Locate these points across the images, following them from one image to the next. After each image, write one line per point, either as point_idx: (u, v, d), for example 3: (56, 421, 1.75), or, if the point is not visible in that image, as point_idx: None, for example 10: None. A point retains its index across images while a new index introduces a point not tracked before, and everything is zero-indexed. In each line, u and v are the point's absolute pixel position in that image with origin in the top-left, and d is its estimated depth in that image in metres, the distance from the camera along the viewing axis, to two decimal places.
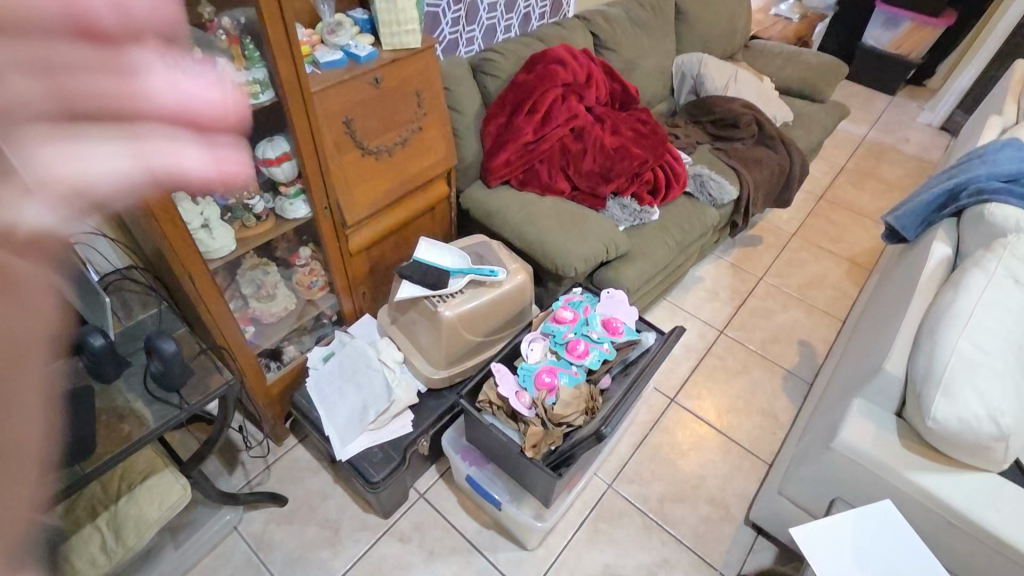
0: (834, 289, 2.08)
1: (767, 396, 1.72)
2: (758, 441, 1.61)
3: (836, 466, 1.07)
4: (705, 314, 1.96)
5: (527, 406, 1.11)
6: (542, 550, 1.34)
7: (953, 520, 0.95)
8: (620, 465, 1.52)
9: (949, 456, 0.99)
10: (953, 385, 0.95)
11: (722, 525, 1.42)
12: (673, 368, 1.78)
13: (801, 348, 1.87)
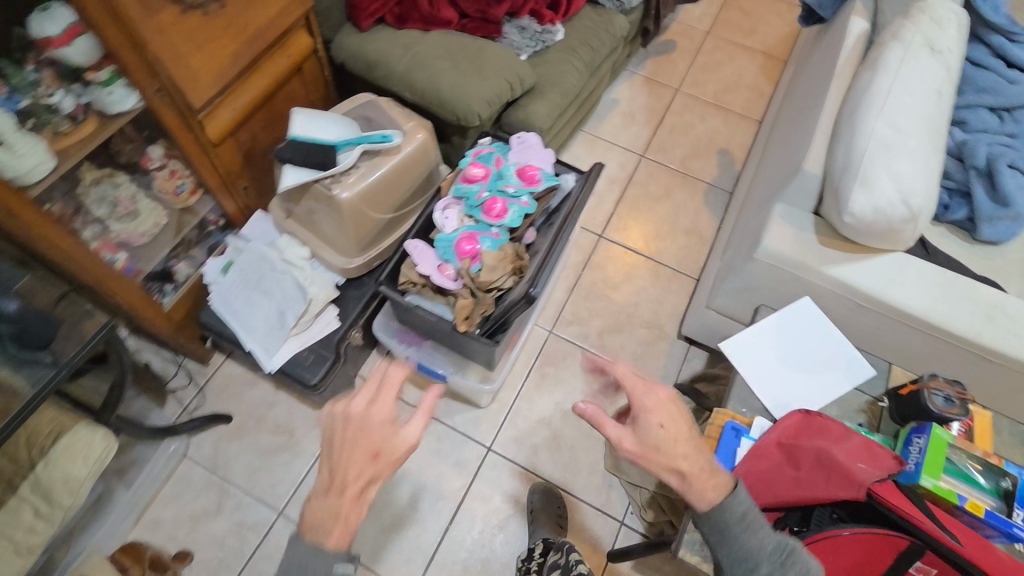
0: (750, 89, 2.03)
1: (690, 216, 1.77)
2: (683, 261, 1.69)
3: (757, 273, 1.10)
4: (623, 140, 1.90)
5: (452, 280, 1.06)
6: (497, 405, 1.43)
7: (863, 301, 1.02)
8: (557, 310, 1.59)
9: (862, 244, 1.03)
10: (869, 175, 0.93)
11: (658, 344, 1.56)
12: (598, 205, 1.77)
13: (719, 160, 1.88)
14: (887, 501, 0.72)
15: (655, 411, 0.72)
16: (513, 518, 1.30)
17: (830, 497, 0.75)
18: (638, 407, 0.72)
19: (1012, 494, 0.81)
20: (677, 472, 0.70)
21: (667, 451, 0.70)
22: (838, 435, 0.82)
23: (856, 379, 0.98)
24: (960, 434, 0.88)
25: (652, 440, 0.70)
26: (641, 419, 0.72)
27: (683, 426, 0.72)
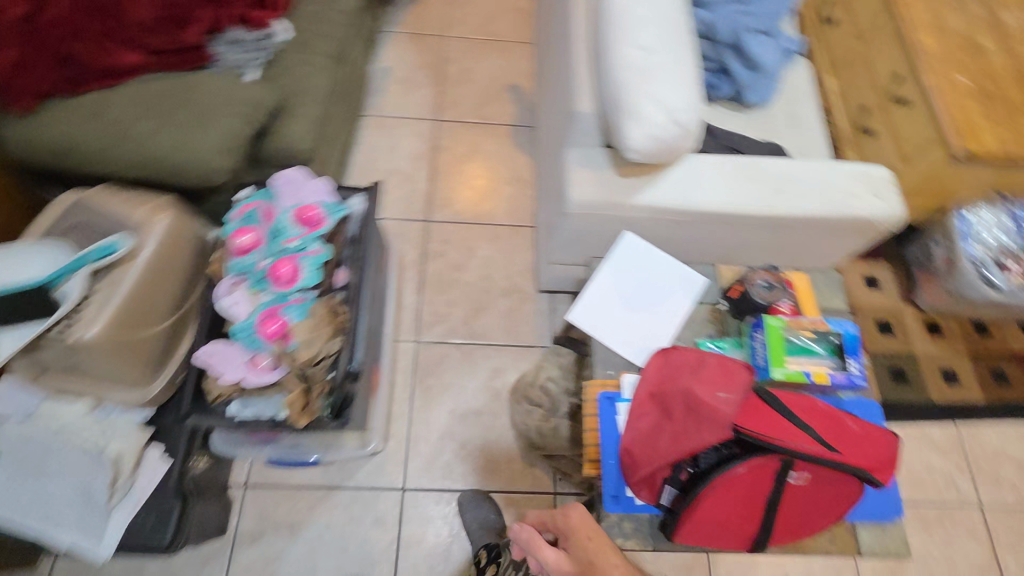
0: (512, 14, 1.97)
1: (505, 164, 1.71)
2: (515, 212, 1.64)
3: (577, 224, 1.09)
4: (411, 109, 1.77)
5: (271, 369, 0.91)
6: (392, 442, 1.33)
7: (675, 217, 1.05)
8: (415, 316, 1.49)
9: (656, 165, 1.02)
10: (635, 106, 0.91)
11: (523, 306, 1.53)
12: (413, 190, 1.65)
13: (511, 95, 1.82)
14: (752, 428, 0.74)
15: (580, 529, 0.79)
16: (454, 544, 1.26)
17: (701, 443, 0.76)
18: (565, 530, 0.80)
19: (842, 347, 0.92)
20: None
21: (600, 563, 0.74)
22: (696, 371, 0.84)
23: (695, 293, 1.01)
24: (791, 306, 0.97)
25: (584, 559, 0.76)
26: (572, 545, 0.78)
27: (597, 539, 0.78)
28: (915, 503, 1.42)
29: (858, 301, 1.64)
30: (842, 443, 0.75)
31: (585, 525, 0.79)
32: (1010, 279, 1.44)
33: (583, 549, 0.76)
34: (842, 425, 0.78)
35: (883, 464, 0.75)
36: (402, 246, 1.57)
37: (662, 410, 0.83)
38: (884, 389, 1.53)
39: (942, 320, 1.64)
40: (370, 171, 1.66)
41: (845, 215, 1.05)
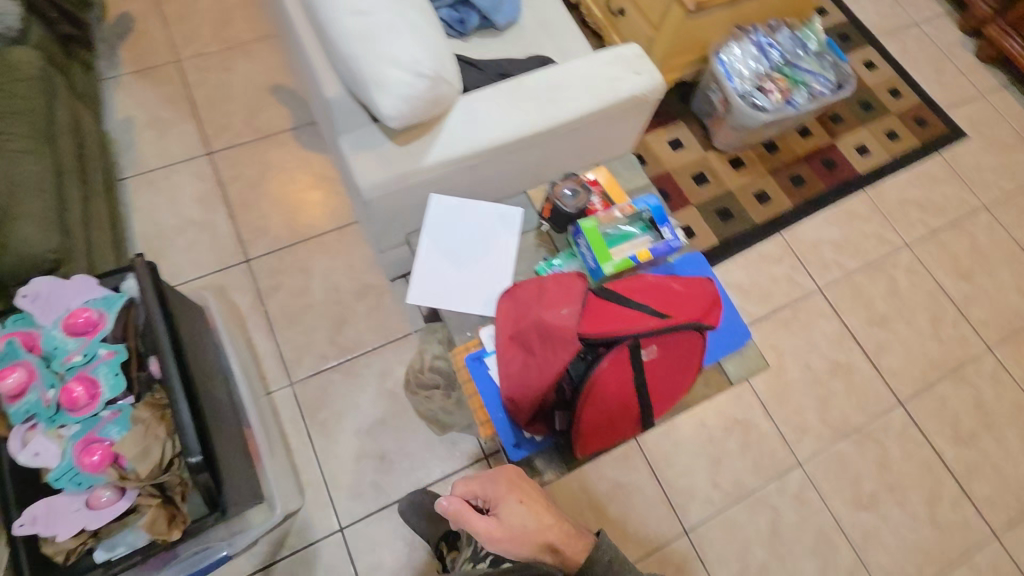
0: (242, 10, 1.79)
1: (303, 169, 1.60)
2: (336, 213, 1.55)
3: (384, 206, 1.04)
4: (175, 151, 1.57)
5: (119, 498, 0.81)
6: (309, 491, 1.27)
7: (470, 162, 1.04)
8: (278, 359, 1.38)
9: (429, 120, 1.00)
10: (375, 74, 0.87)
11: (384, 301, 1.47)
12: (216, 234, 1.49)
13: (278, 97, 1.68)
14: (596, 329, 0.78)
15: (510, 493, 0.77)
16: (413, 551, 1.25)
17: (561, 364, 0.80)
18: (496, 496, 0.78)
19: (653, 220, 0.99)
20: (548, 545, 0.73)
21: (532, 529, 0.74)
22: (539, 299, 0.86)
23: (518, 226, 1.04)
24: (602, 202, 1.02)
25: (517, 525, 0.74)
26: (504, 509, 0.76)
27: (530, 508, 0.76)
28: (774, 312, 1.62)
29: (670, 165, 1.78)
30: (673, 307, 0.82)
31: (516, 485, 0.77)
32: (772, 99, 1.62)
33: (515, 517, 0.75)
34: (669, 290, 0.85)
35: (709, 309, 0.83)
36: (231, 297, 1.43)
37: (523, 346, 0.85)
38: (719, 231, 1.70)
39: (740, 153, 1.83)
40: (159, 233, 1.47)
41: (615, 98, 1.10)
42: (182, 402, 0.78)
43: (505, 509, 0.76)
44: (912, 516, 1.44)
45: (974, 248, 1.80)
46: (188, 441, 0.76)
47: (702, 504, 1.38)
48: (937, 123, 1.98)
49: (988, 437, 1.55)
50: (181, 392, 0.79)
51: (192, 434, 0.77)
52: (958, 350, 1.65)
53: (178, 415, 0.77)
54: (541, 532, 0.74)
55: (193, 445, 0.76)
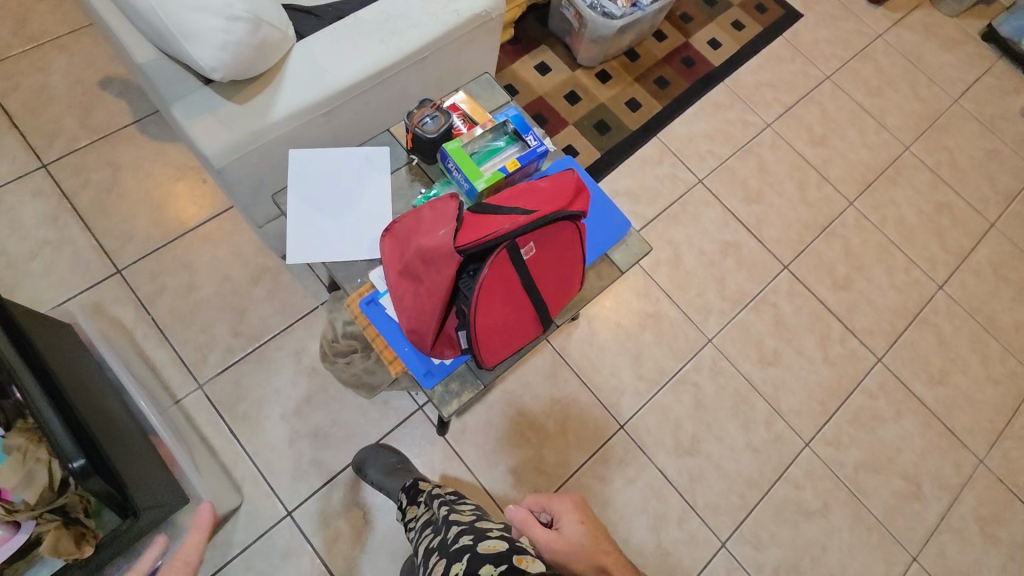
0: (42, 1, 1.58)
1: (158, 162, 1.47)
2: (207, 201, 1.45)
3: (242, 173, 0.99)
4: (1, 170, 1.39)
5: (13, 533, 0.73)
6: (248, 485, 1.23)
7: (322, 109, 1.00)
8: (180, 364, 1.30)
9: (266, 71, 0.95)
10: (181, 25, 0.81)
11: (282, 281, 1.41)
12: (74, 250, 1.35)
13: (110, 90, 1.52)
14: (468, 240, 0.78)
15: (573, 513, 0.78)
16: (369, 513, 1.25)
17: (447, 281, 0.81)
18: (556, 510, 0.79)
19: (517, 131, 1.00)
20: (601, 567, 0.73)
21: (589, 550, 0.74)
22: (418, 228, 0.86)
23: (388, 165, 1.02)
24: (465, 125, 1.02)
25: (574, 542, 0.75)
26: (565, 525, 0.77)
27: (589, 530, 0.76)
28: (663, 209, 1.71)
29: (541, 89, 1.80)
30: (540, 202, 0.83)
31: (575, 505, 0.78)
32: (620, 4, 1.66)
33: (575, 537, 0.76)
34: (536, 189, 0.86)
35: (575, 197, 0.85)
36: (110, 312, 1.31)
37: (411, 277, 0.85)
38: (600, 144, 1.75)
39: (605, 66, 1.88)
40: (6, 263, 1.32)
41: (457, 19, 1.08)
42: (48, 409, 0.72)
43: (566, 527, 0.77)
44: (809, 361, 1.61)
45: (824, 116, 1.97)
46: (64, 445, 0.70)
47: (632, 398, 1.47)
48: (775, 7, 2.11)
49: (860, 278, 1.75)
50: (47, 400, 0.73)
51: (67, 439, 0.71)
52: (825, 209, 1.82)
53: (46, 422, 0.71)
54: (597, 554, 0.74)
55: (70, 449, 0.71)
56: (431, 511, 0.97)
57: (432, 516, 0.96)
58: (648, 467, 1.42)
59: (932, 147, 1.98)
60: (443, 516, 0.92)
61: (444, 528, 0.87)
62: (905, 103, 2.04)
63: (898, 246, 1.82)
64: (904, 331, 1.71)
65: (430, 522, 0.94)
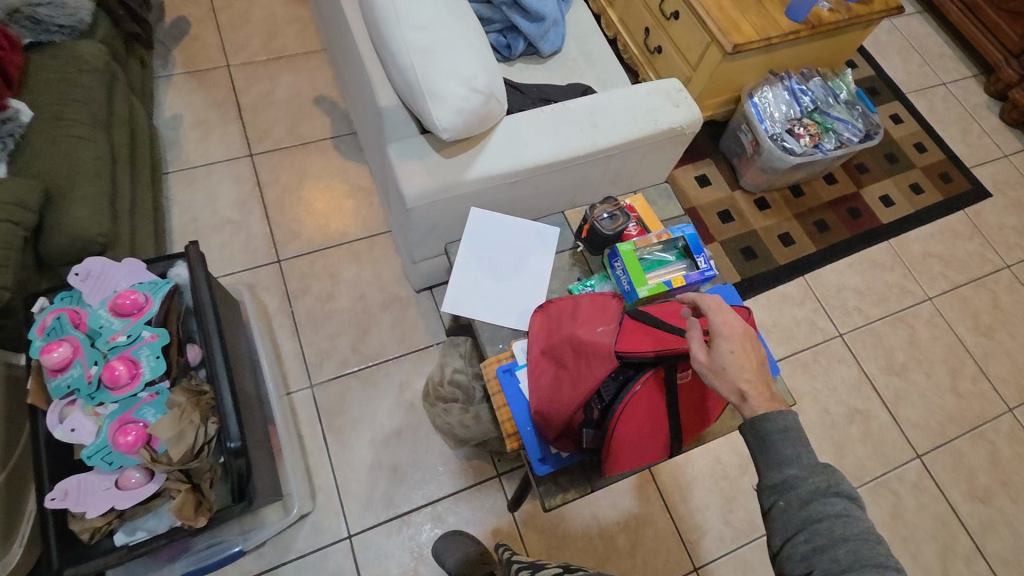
0: (294, 25, 1.86)
1: (340, 178, 1.64)
2: (368, 222, 1.58)
3: (425, 216, 1.07)
4: (219, 150, 1.62)
5: (147, 480, 0.82)
6: (321, 495, 1.27)
7: (512, 179, 1.06)
8: (300, 360, 1.39)
9: (476, 135, 1.03)
10: (432, 87, 0.91)
11: (408, 312, 1.48)
12: (250, 234, 1.53)
13: (322, 107, 1.74)
14: (631, 349, 0.80)
15: (732, 336, 0.74)
16: (420, 566, 1.23)
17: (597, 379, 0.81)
18: (718, 329, 0.75)
19: (688, 248, 1.01)
20: (736, 391, 0.71)
21: (730, 370, 0.72)
22: (573, 315, 0.89)
23: (555, 245, 1.07)
24: (636, 228, 1.05)
25: (724, 360, 0.73)
26: (719, 343, 0.74)
27: (744, 357, 0.73)
28: (794, 353, 1.62)
29: (696, 201, 1.81)
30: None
31: (739, 335, 0.73)
32: (801, 143, 1.66)
33: (724, 357, 0.73)
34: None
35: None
36: (259, 295, 1.45)
37: (554, 361, 0.87)
38: (742, 269, 1.72)
39: (766, 194, 1.86)
40: (195, 228, 1.51)
41: (655, 128, 1.13)
42: (225, 390, 0.87)
43: (723, 348, 0.73)
44: (924, 570, 1.41)
45: (995, 305, 1.80)
46: (229, 426, 0.85)
47: (713, 541, 1.36)
48: (961, 179, 2.01)
49: (1005, 496, 1.52)
50: (226, 382, 0.88)
51: (233, 419, 0.86)
52: (977, 406, 1.63)
53: (221, 395, 0.86)
54: (737, 377, 0.72)
55: (232, 430, 0.85)
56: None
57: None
58: None
59: None
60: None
61: None
62: None
63: None
64: None
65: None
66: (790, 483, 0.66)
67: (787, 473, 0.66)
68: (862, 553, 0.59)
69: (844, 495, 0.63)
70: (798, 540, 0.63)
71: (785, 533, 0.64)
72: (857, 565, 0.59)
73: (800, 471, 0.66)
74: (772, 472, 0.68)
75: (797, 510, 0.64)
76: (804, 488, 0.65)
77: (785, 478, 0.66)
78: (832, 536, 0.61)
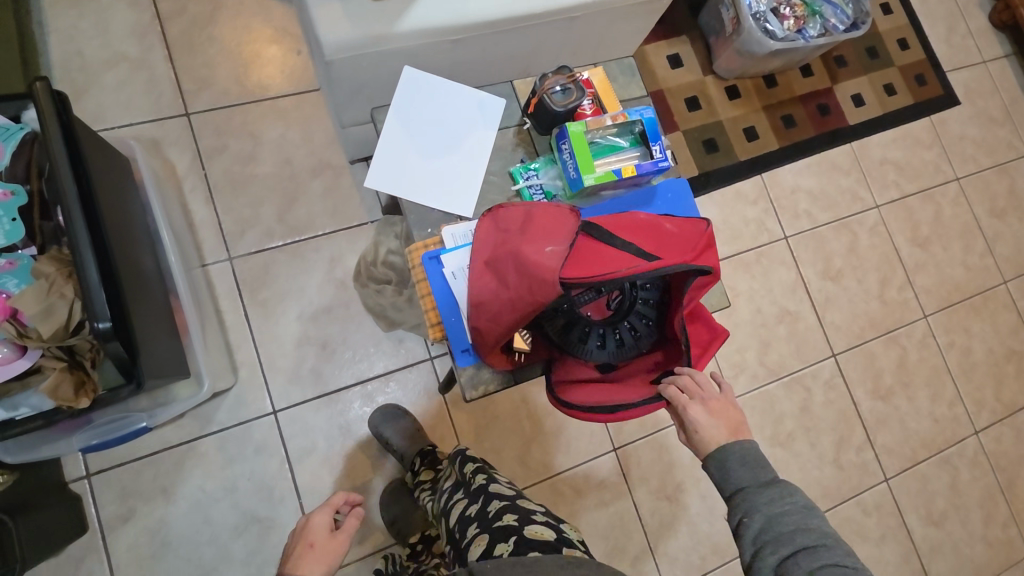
0: None
1: (259, 17, 1.37)
2: (294, 76, 1.37)
3: (349, 71, 0.89)
4: None
5: (19, 356, 0.77)
6: (244, 369, 1.22)
7: (456, 37, 0.89)
8: (216, 229, 1.26)
9: None
10: None
11: (340, 183, 1.34)
12: (151, 77, 1.29)
13: None
14: (580, 274, 0.73)
15: (714, 414, 0.78)
16: (348, 441, 1.23)
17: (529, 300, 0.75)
18: (702, 403, 0.77)
19: (645, 134, 0.91)
20: (698, 438, 0.78)
21: (704, 432, 0.77)
22: (523, 229, 0.80)
23: (497, 121, 0.97)
24: (592, 107, 0.94)
25: (701, 423, 0.77)
26: (701, 412, 0.77)
27: (719, 428, 0.77)
28: (738, 253, 1.61)
29: (665, 83, 1.67)
30: (662, 249, 0.81)
31: (717, 423, 0.77)
32: (785, 25, 1.52)
33: (701, 408, 0.77)
34: (659, 231, 0.84)
35: (702, 250, 0.81)
36: (166, 152, 1.27)
37: (497, 278, 0.80)
38: (701, 162, 1.64)
39: (739, 82, 1.73)
40: (82, 65, 1.27)
41: None
42: (90, 263, 0.72)
43: (699, 401, 0.78)
44: (818, 455, 1.56)
45: (937, 217, 1.82)
46: (95, 302, 0.71)
47: (636, 427, 1.42)
48: (935, 84, 1.92)
49: (903, 395, 1.66)
50: (89, 251, 0.72)
51: (101, 297, 0.72)
52: (897, 313, 1.71)
53: (84, 273, 0.71)
54: (702, 433, 0.77)
55: (100, 308, 0.71)
56: (485, 509, 0.88)
57: (482, 514, 0.87)
58: (625, 498, 1.39)
59: None
60: (498, 518, 0.85)
61: (515, 540, 0.79)
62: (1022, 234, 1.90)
63: (954, 377, 1.72)
64: (922, 461, 1.64)
65: (480, 519, 0.86)
66: (791, 541, 0.68)
67: (783, 534, 0.69)
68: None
69: (840, 548, 0.66)
70: (766, 552, 0.69)
71: (754, 548, 0.70)
72: None
73: (755, 486, 0.73)
74: (770, 533, 0.69)
75: (807, 566, 0.65)
76: (763, 502, 0.72)
77: (740, 491, 0.74)
78: (802, 555, 0.66)
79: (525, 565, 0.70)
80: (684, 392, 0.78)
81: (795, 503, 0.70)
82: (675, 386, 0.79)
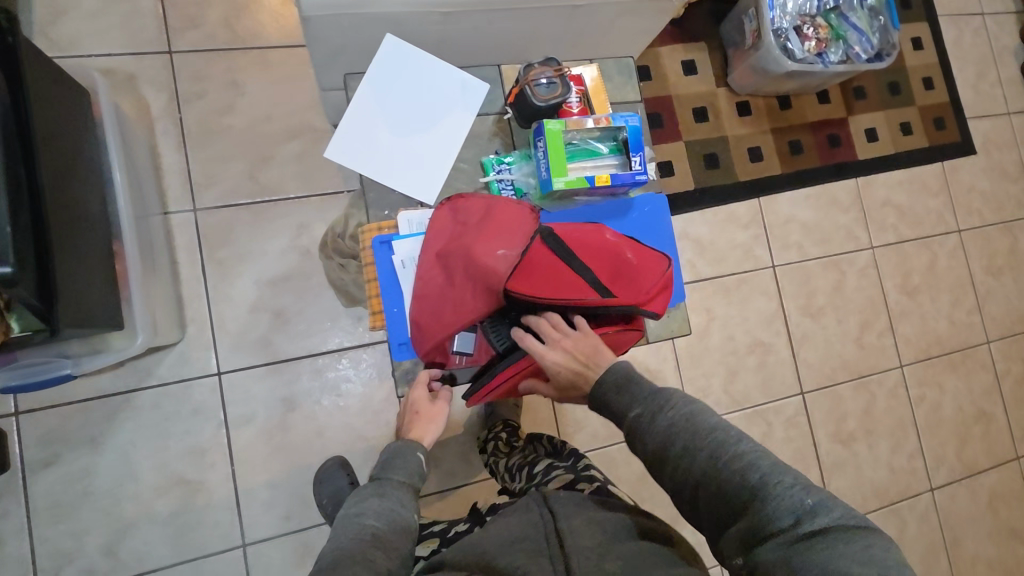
0: None
1: None
2: (286, 28, 1.30)
3: (328, 33, 0.83)
4: None
5: None
6: (193, 326, 1.18)
7: (446, 9, 0.83)
8: (184, 177, 1.22)
9: None
10: None
11: (319, 148, 1.29)
12: (135, 8, 1.23)
13: None
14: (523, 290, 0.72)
15: (569, 350, 0.77)
16: (291, 414, 1.20)
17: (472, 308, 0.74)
18: (553, 342, 0.78)
19: (627, 143, 0.85)
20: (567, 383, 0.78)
21: (564, 375, 0.77)
22: (480, 225, 0.77)
23: (478, 106, 0.91)
24: (579, 106, 0.89)
25: (557, 365, 0.77)
26: (553, 353, 0.77)
27: (578, 364, 0.77)
28: (720, 276, 1.57)
29: (675, 89, 1.60)
30: (615, 286, 0.77)
31: (570, 358, 0.77)
32: (805, 46, 1.45)
33: (554, 351, 0.77)
34: (620, 261, 0.79)
35: (654, 294, 0.78)
36: (141, 90, 1.22)
37: (445, 275, 0.78)
38: (699, 177, 1.58)
39: (752, 99, 1.67)
40: None
41: None
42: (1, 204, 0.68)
43: (554, 343, 0.78)
44: None
45: (930, 267, 1.78)
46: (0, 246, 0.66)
47: (587, 437, 1.40)
48: (953, 129, 1.86)
49: (864, 441, 1.64)
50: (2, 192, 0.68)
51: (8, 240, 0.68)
52: (873, 358, 1.68)
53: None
54: (565, 376, 0.77)
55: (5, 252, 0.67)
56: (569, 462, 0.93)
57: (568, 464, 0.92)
58: None
59: (1011, 353, 1.82)
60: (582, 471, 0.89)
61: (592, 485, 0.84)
62: (1014, 296, 1.86)
63: (919, 430, 1.69)
64: (871, 510, 1.62)
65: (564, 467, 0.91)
66: (690, 454, 0.65)
67: (676, 452, 0.66)
68: (746, 468, 0.61)
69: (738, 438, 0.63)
70: (669, 470, 0.66)
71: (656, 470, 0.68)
72: (750, 486, 0.60)
73: (641, 411, 0.71)
74: (665, 455, 0.67)
75: (714, 469, 0.62)
76: (650, 425, 0.69)
77: (633, 415, 0.72)
78: (706, 457, 0.63)
79: (593, 505, 0.70)
80: (540, 339, 0.78)
81: (678, 413, 0.68)
82: (529, 337, 0.79)
